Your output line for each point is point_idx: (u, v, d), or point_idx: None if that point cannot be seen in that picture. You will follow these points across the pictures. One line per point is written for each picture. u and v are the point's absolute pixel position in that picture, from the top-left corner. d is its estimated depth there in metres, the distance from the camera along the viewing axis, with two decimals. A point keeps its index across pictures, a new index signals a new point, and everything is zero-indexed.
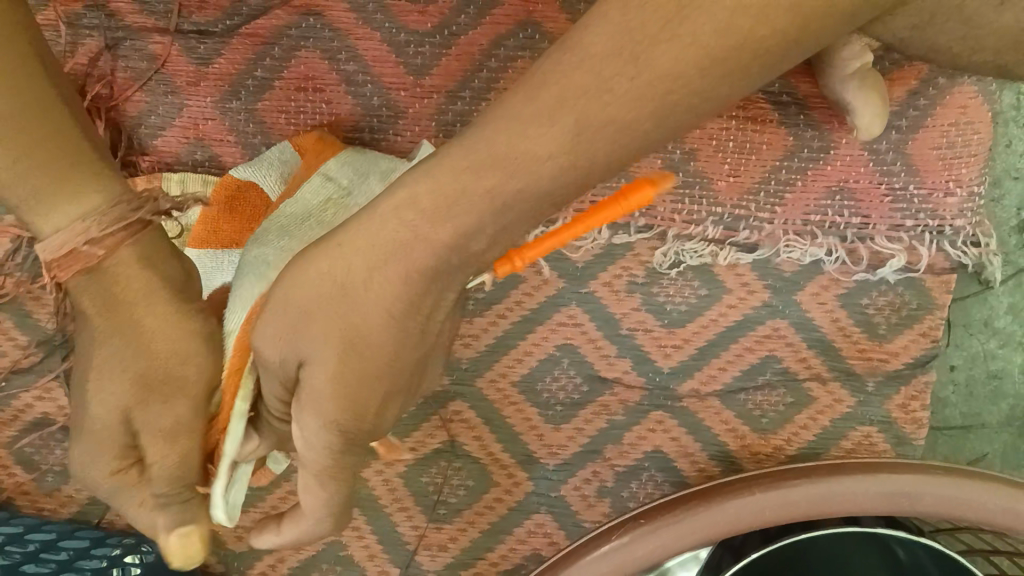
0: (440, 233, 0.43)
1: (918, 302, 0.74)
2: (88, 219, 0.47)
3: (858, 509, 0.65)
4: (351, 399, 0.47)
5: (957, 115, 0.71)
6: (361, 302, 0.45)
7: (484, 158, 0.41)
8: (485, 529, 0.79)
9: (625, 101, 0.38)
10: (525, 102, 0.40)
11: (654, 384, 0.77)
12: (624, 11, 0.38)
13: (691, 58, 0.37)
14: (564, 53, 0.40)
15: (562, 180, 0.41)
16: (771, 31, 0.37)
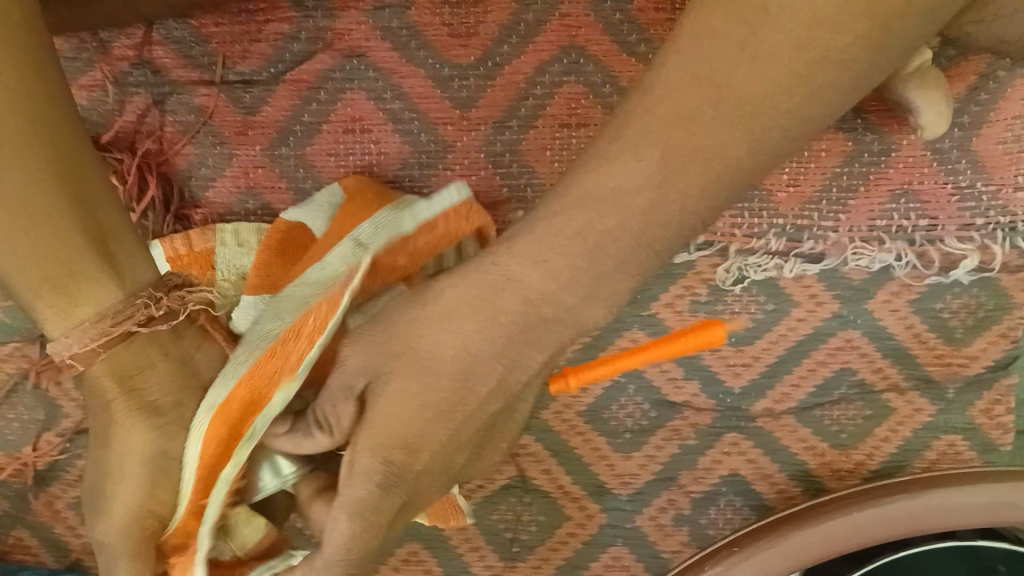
0: (555, 262, 0.51)
1: (994, 302, 0.72)
2: (77, 328, 0.53)
3: (958, 523, 0.63)
4: (414, 430, 0.53)
5: (1022, 107, 0.68)
6: (465, 328, 0.53)
7: (596, 196, 0.50)
8: (561, 566, 0.77)
9: (713, 127, 0.48)
10: (631, 130, 0.50)
11: (726, 406, 0.75)
12: (699, 48, 0.48)
13: (772, 76, 0.46)
14: (649, 95, 0.50)
15: (663, 202, 0.50)
16: (838, 62, 0.46)
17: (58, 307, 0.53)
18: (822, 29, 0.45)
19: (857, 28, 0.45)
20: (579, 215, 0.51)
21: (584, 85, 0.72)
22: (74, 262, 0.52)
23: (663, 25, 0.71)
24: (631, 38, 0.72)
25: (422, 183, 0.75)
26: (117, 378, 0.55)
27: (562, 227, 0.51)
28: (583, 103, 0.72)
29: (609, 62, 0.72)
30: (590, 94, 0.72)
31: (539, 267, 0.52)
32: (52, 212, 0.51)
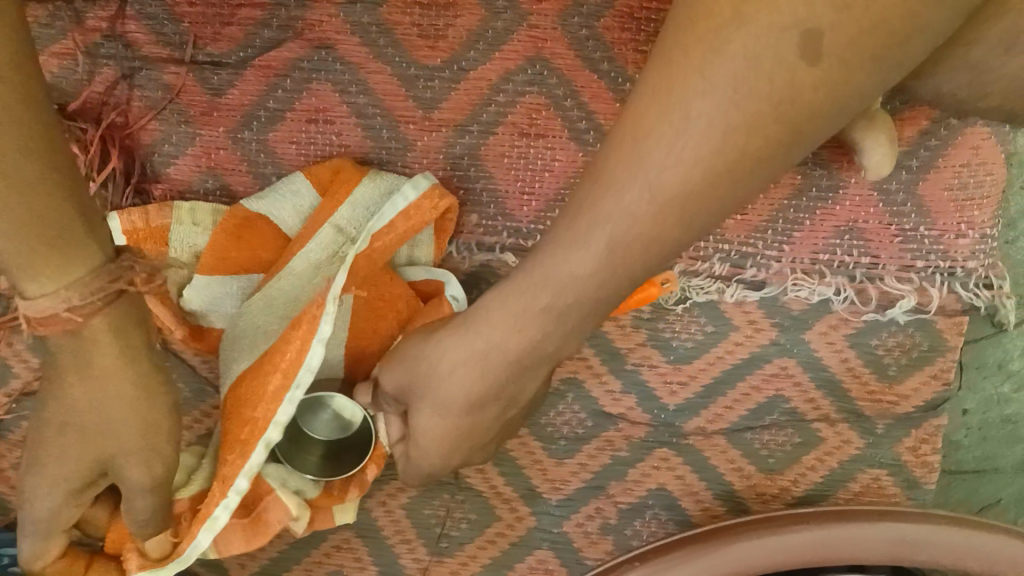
0: (507, 339, 0.56)
1: (929, 343, 0.73)
2: (60, 291, 0.48)
3: (861, 556, 0.64)
4: (450, 446, 0.62)
5: (970, 156, 0.71)
6: (462, 378, 0.57)
7: (540, 280, 0.53)
8: (487, 564, 0.77)
9: (647, 220, 0.48)
10: (568, 226, 0.51)
11: (660, 421, 0.76)
12: (631, 139, 0.47)
13: (699, 173, 0.46)
14: (598, 182, 0.49)
15: (612, 281, 0.51)
16: (766, 142, 0.45)
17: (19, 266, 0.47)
18: (754, 120, 0.44)
19: (772, 124, 0.44)
20: (538, 295, 0.53)
21: (545, 96, 0.74)
22: (26, 240, 0.46)
23: (628, 46, 0.73)
24: (595, 55, 0.73)
25: None
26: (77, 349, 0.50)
27: (526, 305, 0.54)
28: (544, 115, 0.74)
29: (572, 76, 0.74)
30: (551, 106, 0.74)
31: (515, 333, 0.55)
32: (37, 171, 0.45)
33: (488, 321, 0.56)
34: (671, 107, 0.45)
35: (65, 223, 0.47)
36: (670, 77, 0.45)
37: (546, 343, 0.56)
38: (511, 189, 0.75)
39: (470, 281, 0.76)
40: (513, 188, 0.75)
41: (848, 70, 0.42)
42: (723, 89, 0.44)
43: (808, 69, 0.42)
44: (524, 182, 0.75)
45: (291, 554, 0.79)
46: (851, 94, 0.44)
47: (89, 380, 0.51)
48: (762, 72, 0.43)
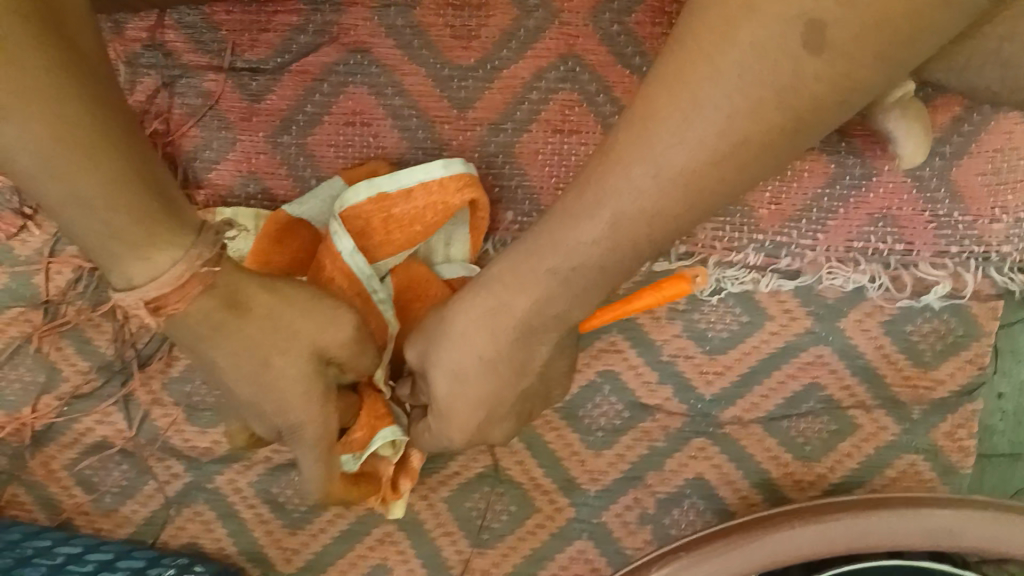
0: (524, 302, 0.57)
1: (963, 328, 0.74)
2: (173, 267, 0.51)
3: (896, 543, 0.65)
4: (470, 414, 0.62)
5: (1002, 141, 0.72)
6: (476, 340, 0.59)
7: (555, 247, 0.55)
8: (529, 555, 0.78)
9: (651, 194, 0.50)
10: (579, 196, 0.53)
11: (697, 411, 0.77)
12: (641, 116, 0.49)
13: (701, 154, 0.47)
14: (608, 155, 0.51)
15: (620, 251, 0.53)
16: (767, 127, 0.45)
17: (128, 251, 0.50)
18: (754, 106, 0.45)
19: (772, 109, 0.45)
20: (547, 260, 0.55)
21: (578, 92, 0.75)
22: (125, 228, 0.49)
23: (658, 40, 0.74)
24: (627, 50, 0.74)
25: None
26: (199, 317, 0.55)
27: (533, 268, 0.56)
28: (577, 111, 0.75)
29: (604, 72, 0.75)
30: (584, 102, 0.75)
31: (523, 295, 0.57)
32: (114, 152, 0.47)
33: (502, 283, 0.58)
34: (679, 88, 0.47)
35: (151, 201, 0.50)
36: (682, 58, 0.46)
37: (553, 306, 0.58)
38: (546, 185, 0.76)
39: None
40: (548, 184, 0.75)
41: (851, 64, 0.42)
42: (729, 74, 0.45)
43: (811, 58, 0.42)
44: (559, 178, 0.75)
45: (337, 548, 0.81)
46: (856, 86, 0.44)
47: (223, 331, 0.56)
48: (764, 59, 0.43)
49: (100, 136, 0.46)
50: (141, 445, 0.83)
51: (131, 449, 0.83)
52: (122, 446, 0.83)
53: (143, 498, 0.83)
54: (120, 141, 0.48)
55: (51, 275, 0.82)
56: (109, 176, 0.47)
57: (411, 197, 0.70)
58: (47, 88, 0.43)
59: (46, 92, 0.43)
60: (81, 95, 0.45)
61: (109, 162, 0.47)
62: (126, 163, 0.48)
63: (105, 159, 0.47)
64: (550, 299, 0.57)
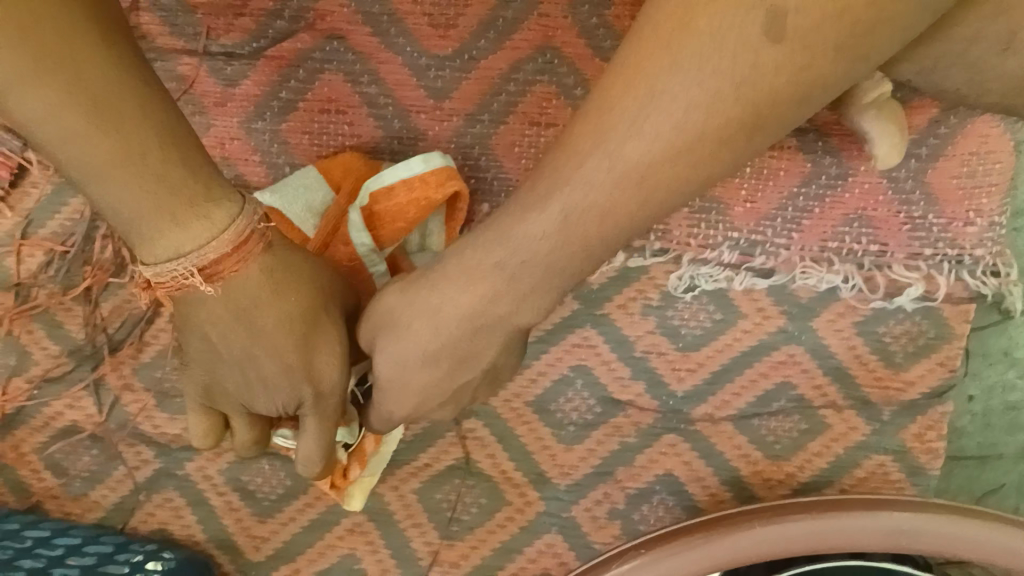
0: (473, 300, 0.55)
1: (935, 331, 0.74)
2: (212, 238, 0.53)
3: (857, 544, 0.65)
4: (410, 397, 0.59)
5: (977, 145, 0.72)
6: (419, 332, 0.56)
7: (503, 247, 0.53)
8: (497, 548, 0.78)
9: (603, 188, 0.49)
10: (529, 194, 0.52)
11: (668, 407, 0.77)
12: (597, 110, 0.48)
13: (659, 149, 0.47)
14: (563, 151, 0.50)
15: (566, 254, 0.52)
16: (726, 120, 0.45)
17: (158, 233, 0.52)
18: (718, 96, 0.45)
19: (730, 102, 0.45)
20: (496, 255, 0.54)
21: (556, 85, 0.74)
22: (166, 200, 0.51)
23: None
24: (606, 44, 0.74)
25: None
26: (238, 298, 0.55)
27: (480, 262, 0.54)
28: (554, 103, 0.74)
29: (582, 65, 0.74)
30: (560, 95, 0.74)
31: (469, 290, 0.55)
32: (135, 132, 0.49)
33: (452, 271, 0.56)
34: (637, 79, 0.46)
35: (180, 185, 0.52)
36: (641, 52, 0.46)
37: (498, 306, 0.55)
38: (521, 177, 0.75)
39: None
40: (523, 176, 0.75)
41: (809, 56, 0.43)
42: (692, 63, 0.45)
43: (771, 47, 0.43)
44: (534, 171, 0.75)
45: (305, 538, 0.81)
46: (810, 85, 0.45)
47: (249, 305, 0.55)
48: (726, 51, 0.44)
49: (143, 105, 0.50)
50: (111, 430, 0.82)
51: (102, 434, 0.82)
52: (92, 431, 0.82)
53: (113, 483, 0.82)
54: (120, 109, 0.49)
55: (22, 258, 0.82)
56: (145, 134, 0.50)
57: (391, 193, 0.70)
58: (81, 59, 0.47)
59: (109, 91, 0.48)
60: (104, 77, 0.48)
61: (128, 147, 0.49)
62: (156, 131, 0.50)
63: (132, 125, 0.49)
64: (498, 296, 0.55)
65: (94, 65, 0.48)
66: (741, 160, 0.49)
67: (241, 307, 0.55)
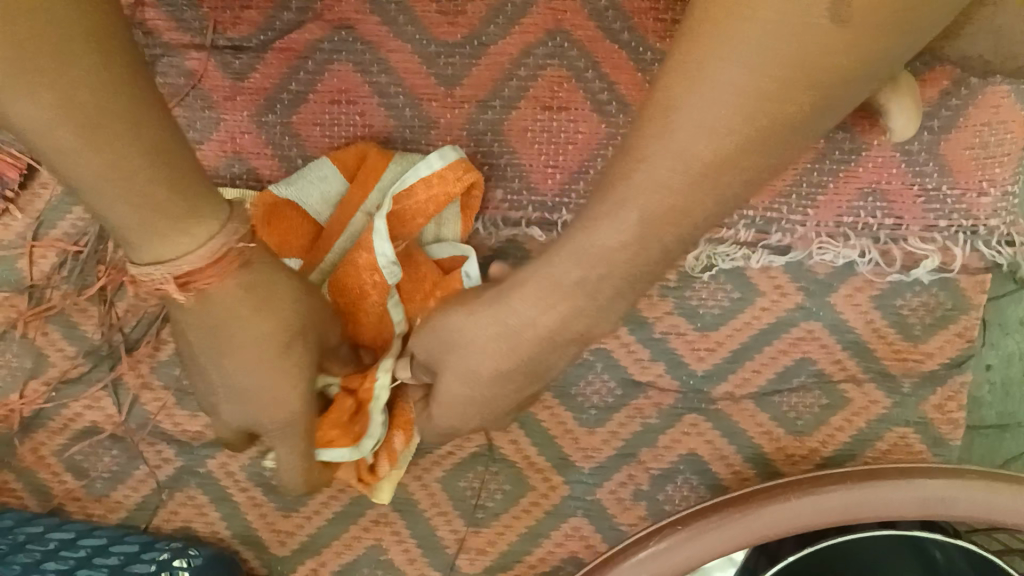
0: (544, 315, 0.55)
1: (952, 302, 0.74)
2: (201, 248, 0.51)
3: (894, 514, 0.66)
4: (478, 412, 0.61)
5: (989, 115, 0.72)
6: (489, 353, 0.57)
7: (578, 260, 0.52)
8: (523, 533, 0.79)
9: (678, 191, 0.47)
10: (600, 203, 0.51)
11: (689, 387, 0.77)
12: (663, 113, 0.46)
13: (730, 146, 0.45)
14: (628, 156, 0.48)
15: (645, 257, 0.51)
16: (799, 107, 0.43)
17: (160, 237, 0.51)
18: (789, 85, 0.42)
19: (803, 90, 0.42)
20: (567, 270, 0.53)
21: (567, 68, 0.74)
22: (163, 206, 0.49)
23: (648, 15, 0.73)
24: (615, 26, 0.74)
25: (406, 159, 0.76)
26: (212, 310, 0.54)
27: (555, 280, 0.53)
28: (566, 87, 0.74)
29: (593, 47, 0.74)
30: (573, 78, 0.74)
31: (544, 310, 0.54)
32: (145, 144, 0.47)
33: (517, 291, 0.56)
34: (698, 77, 0.44)
35: (177, 195, 0.50)
36: (692, 47, 0.44)
37: (576, 320, 0.55)
38: (535, 163, 0.75)
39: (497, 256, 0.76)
40: (537, 161, 0.75)
41: (882, 28, 0.40)
42: (748, 58, 0.42)
43: (838, 30, 0.40)
44: (548, 155, 0.75)
45: (330, 530, 0.81)
46: (884, 55, 0.42)
47: (230, 318, 0.55)
48: (792, 34, 0.41)
49: (125, 119, 0.46)
50: (130, 430, 0.82)
51: (121, 434, 0.82)
52: (112, 431, 0.82)
53: (135, 483, 0.82)
54: (131, 119, 0.46)
55: (35, 259, 0.81)
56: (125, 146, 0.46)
57: (411, 194, 0.70)
58: (74, 65, 0.43)
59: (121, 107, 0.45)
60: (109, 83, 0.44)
61: (137, 165, 0.47)
62: (158, 138, 0.48)
63: (129, 137, 0.46)
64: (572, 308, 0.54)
65: (99, 66, 0.44)
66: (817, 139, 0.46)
67: (214, 328, 0.55)
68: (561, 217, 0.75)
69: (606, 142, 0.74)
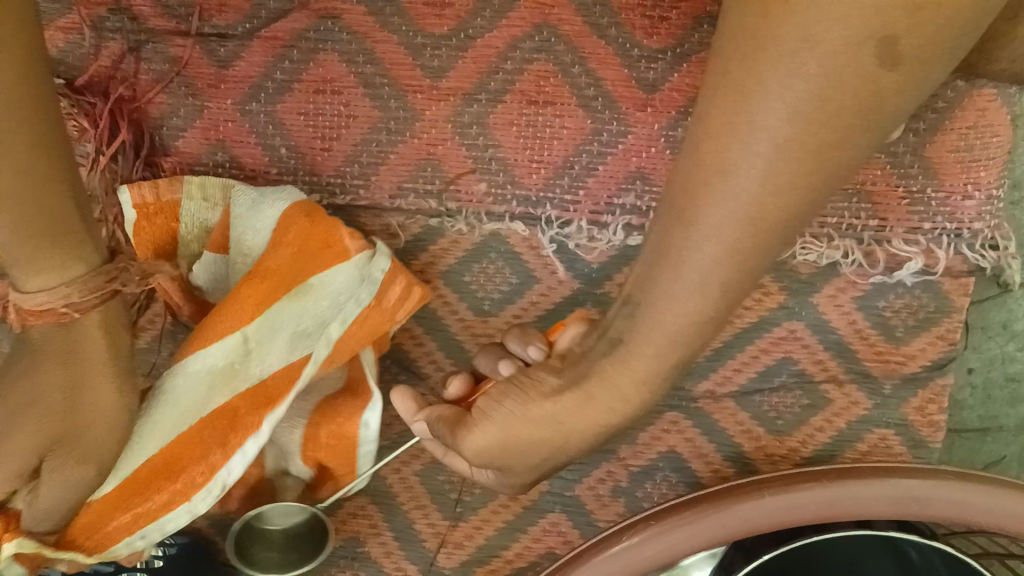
0: (630, 405, 0.54)
1: (935, 304, 0.74)
2: (68, 285, 0.53)
3: (866, 513, 0.66)
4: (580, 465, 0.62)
5: (975, 118, 0.72)
6: (577, 442, 0.56)
7: (656, 351, 0.51)
8: (500, 527, 0.79)
9: (750, 266, 0.48)
10: (658, 300, 0.50)
11: (669, 385, 0.77)
12: (708, 198, 0.46)
13: (793, 212, 0.45)
14: (674, 245, 0.48)
15: (715, 322, 0.51)
16: (854, 149, 0.43)
17: (46, 268, 0.52)
18: (851, 137, 0.42)
19: (861, 134, 0.42)
20: (650, 348, 0.51)
21: (553, 63, 0.73)
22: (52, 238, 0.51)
23: (636, 11, 0.73)
24: (603, 21, 0.73)
25: (389, 150, 0.75)
26: (60, 351, 0.55)
27: (637, 369, 0.52)
28: (552, 82, 0.74)
29: (580, 42, 0.73)
30: (559, 72, 0.74)
31: (621, 397, 0.53)
32: (37, 184, 0.48)
33: (586, 393, 0.54)
34: (732, 153, 0.44)
35: (54, 231, 0.51)
36: (743, 102, 0.43)
37: (650, 392, 0.54)
38: (520, 157, 0.75)
39: (480, 249, 0.76)
40: (522, 156, 0.75)
41: (927, 63, 0.40)
42: (802, 120, 0.41)
43: (886, 71, 0.39)
44: (533, 150, 0.74)
45: None
46: (924, 76, 0.40)
47: (67, 367, 0.56)
48: (838, 82, 0.40)
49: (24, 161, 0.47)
50: None
51: None
52: None
53: None
54: (48, 180, 0.49)
55: None
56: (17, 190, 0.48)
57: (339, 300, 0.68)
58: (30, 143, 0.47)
59: (34, 169, 0.48)
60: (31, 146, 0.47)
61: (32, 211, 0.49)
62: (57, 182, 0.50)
63: (39, 192, 0.49)
64: (655, 385, 0.53)
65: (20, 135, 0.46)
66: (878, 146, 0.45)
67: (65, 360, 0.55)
68: (544, 212, 0.75)
69: (591, 138, 0.74)
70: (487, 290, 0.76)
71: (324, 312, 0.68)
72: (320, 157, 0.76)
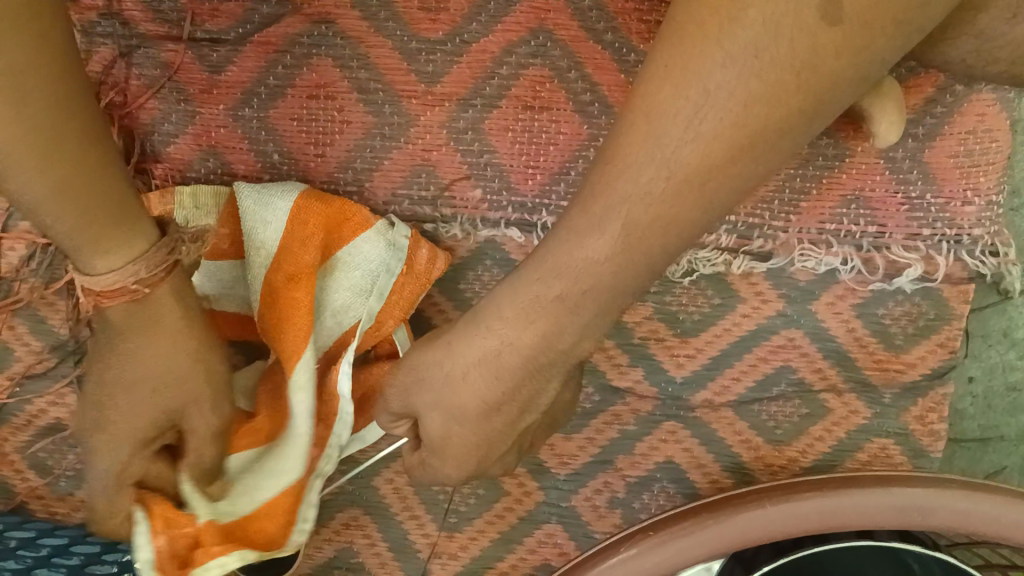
0: (536, 338, 0.56)
1: (935, 312, 0.73)
2: (137, 262, 0.58)
3: (871, 522, 0.64)
4: (477, 441, 0.61)
5: (974, 123, 0.71)
6: (475, 382, 0.58)
7: (556, 279, 0.54)
8: (497, 538, 0.77)
9: (666, 198, 0.49)
10: (580, 217, 0.52)
11: (667, 394, 0.76)
12: (645, 113, 0.49)
13: (716, 148, 0.47)
14: (608, 167, 0.51)
15: (626, 272, 0.52)
16: (789, 110, 0.46)
17: (109, 247, 0.56)
18: (779, 92, 0.45)
19: (792, 87, 0.45)
20: (549, 277, 0.54)
21: (549, 68, 0.73)
22: (112, 214, 0.55)
23: (632, 16, 0.72)
24: (599, 25, 0.73)
25: (382, 157, 0.75)
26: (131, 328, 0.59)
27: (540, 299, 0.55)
28: (547, 87, 0.73)
29: (576, 47, 0.73)
30: (555, 78, 0.73)
31: (527, 328, 0.56)
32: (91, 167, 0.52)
33: (501, 317, 0.57)
34: (682, 80, 0.47)
35: (111, 208, 0.55)
36: (689, 48, 0.47)
37: (560, 339, 0.56)
38: (515, 163, 0.74)
39: (477, 256, 0.75)
40: (518, 162, 0.74)
41: (870, 32, 0.42)
42: (741, 57, 0.45)
43: (828, 28, 0.42)
44: (528, 156, 0.74)
45: None
46: (871, 59, 0.44)
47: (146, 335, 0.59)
48: (780, 30, 0.43)
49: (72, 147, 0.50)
50: None
51: None
52: None
53: None
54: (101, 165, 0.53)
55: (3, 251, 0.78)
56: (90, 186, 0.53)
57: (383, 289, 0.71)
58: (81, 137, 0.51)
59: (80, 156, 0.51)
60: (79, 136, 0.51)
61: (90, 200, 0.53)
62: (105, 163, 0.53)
63: (97, 175, 0.53)
64: (569, 330, 0.55)
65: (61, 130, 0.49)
66: (812, 130, 0.48)
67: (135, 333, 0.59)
68: (540, 219, 0.74)
69: (588, 143, 0.73)
70: (483, 298, 0.75)
71: (349, 297, 0.72)
72: (314, 163, 0.75)
